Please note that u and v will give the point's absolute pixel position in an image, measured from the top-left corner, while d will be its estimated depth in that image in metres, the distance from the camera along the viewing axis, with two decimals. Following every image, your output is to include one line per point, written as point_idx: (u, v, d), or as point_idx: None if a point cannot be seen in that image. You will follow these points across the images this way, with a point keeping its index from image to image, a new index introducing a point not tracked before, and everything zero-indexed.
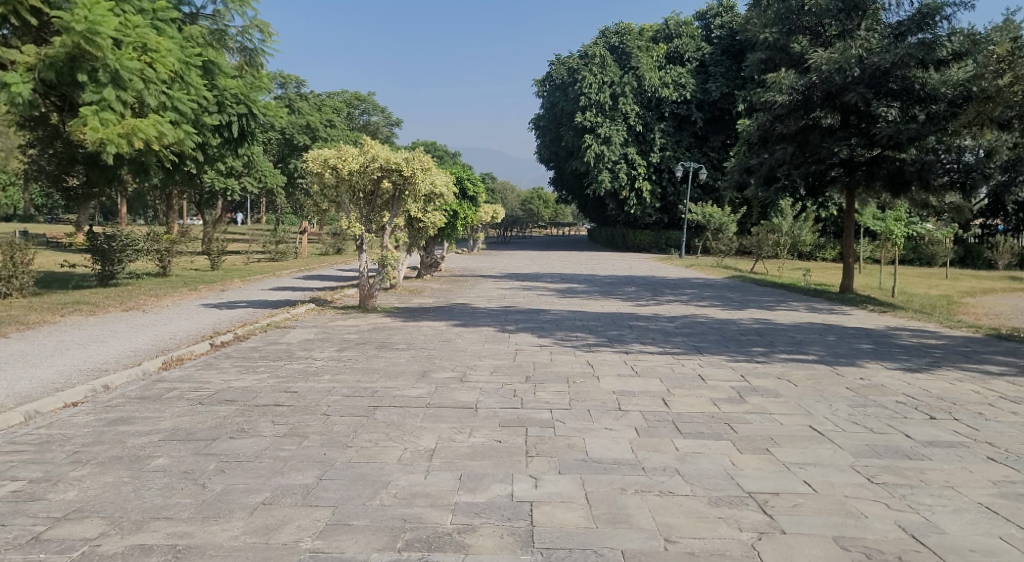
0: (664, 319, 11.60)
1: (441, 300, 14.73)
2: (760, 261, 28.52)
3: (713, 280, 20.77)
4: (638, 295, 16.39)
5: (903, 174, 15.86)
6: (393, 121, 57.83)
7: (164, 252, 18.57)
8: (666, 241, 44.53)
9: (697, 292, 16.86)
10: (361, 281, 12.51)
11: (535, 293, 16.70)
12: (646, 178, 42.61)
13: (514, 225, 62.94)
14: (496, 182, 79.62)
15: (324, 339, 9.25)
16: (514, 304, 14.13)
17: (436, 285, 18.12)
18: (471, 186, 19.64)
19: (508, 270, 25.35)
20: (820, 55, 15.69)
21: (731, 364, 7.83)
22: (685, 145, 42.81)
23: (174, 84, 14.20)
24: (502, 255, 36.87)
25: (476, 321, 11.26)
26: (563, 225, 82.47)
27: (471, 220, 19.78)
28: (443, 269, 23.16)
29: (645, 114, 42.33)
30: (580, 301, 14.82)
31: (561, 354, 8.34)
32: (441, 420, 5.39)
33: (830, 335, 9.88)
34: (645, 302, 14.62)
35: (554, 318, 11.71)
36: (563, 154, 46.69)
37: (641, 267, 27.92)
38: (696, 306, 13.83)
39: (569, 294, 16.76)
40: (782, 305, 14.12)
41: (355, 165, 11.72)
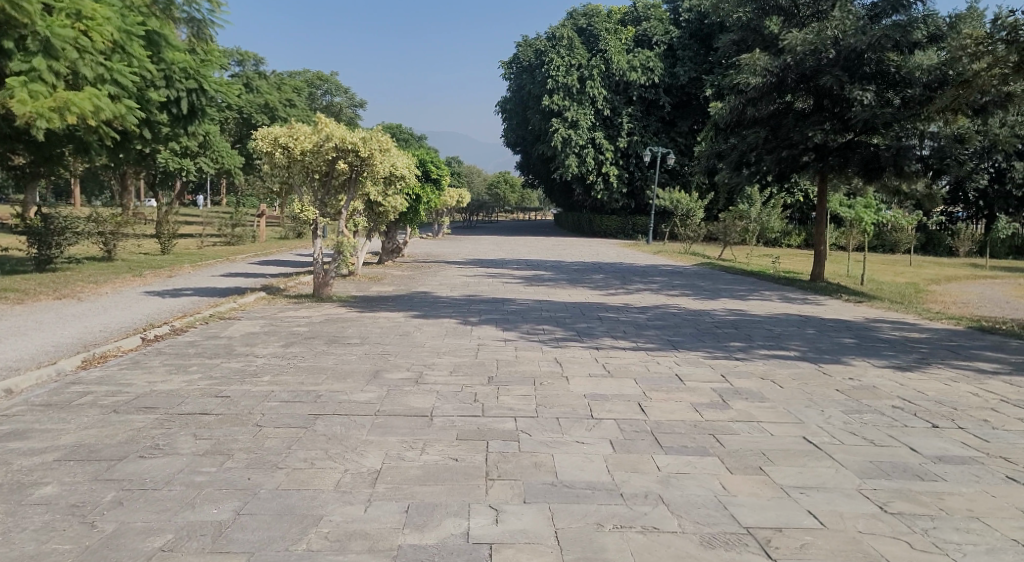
0: (635, 310, 11.05)
1: (401, 288, 14.00)
2: (728, 247, 28.18)
3: (682, 268, 20.34)
4: (607, 283, 15.84)
5: (877, 160, 15.47)
6: (356, 102, 56.45)
7: (108, 235, 17.48)
8: (632, 227, 44.17)
9: (668, 281, 16.36)
10: (315, 268, 11.71)
11: (500, 280, 16.06)
12: (613, 163, 42.10)
13: (481, 209, 62.13)
14: (462, 166, 78.64)
15: (270, 332, 8.47)
16: (478, 292, 13.47)
17: (398, 272, 17.38)
18: (434, 168, 18.86)
19: (473, 256, 24.67)
20: (795, 36, 15.18)
21: (710, 362, 7.29)
22: (652, 130, 42.38)
23: (113, 55, 12.93)
24: (467, 241, 36.16)
25: (437, 312, 10.58)
26: (529, 210, 81.87)
27: (435, 204, 19.04)
28: (405, 255, 22.38)
29: (613, 98, 41.76)
30: (547, 290, 14.22)
31: (527, 350, 7.71)
32: (390, 432, 4.74)
33: (808, 328, 9.41)
34: (614, 291, 14.07)
35: (520, 309, 11.09)
36: (530, 138, 45.99)
37: (609, 253, 27.45)
38: (667, 296, 13.33)
39: (536, 281, 16.15)
40: (755, 294, 13.68)
41: (308, 145, 10.91)
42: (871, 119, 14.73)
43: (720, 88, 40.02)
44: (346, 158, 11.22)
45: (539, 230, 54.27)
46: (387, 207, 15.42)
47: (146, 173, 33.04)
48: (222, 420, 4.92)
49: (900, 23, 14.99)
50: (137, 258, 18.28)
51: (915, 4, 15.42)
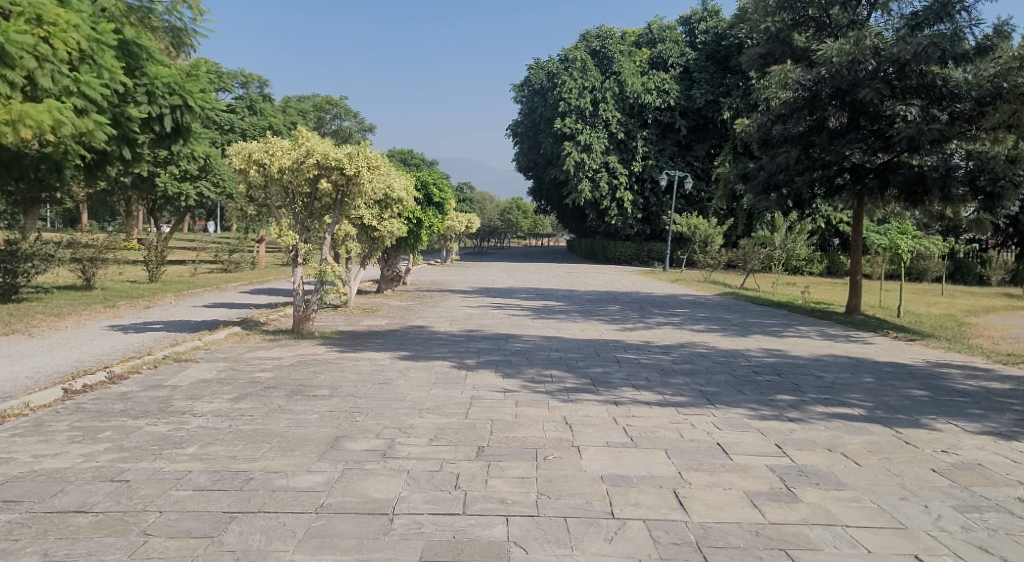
0: (658, 350, 9.63)
1: (395, 322, 12.65)
2: (750, 275, 26.73)
3: (704, 298, 18.91)
4: (624, 316, 14.45)
5: (922, 181, 14.11)
6: (365, 127, 55.72)
7: (87, 262, 16.34)
8: (648, 253, 42.85)
9: (690, 313, 14.94)
10: (294, 300, 10.38)
11: (506, 313, 14.70)
12: (627, 188, 40.91)
13: (492, 235, 60.97)
14: (474, 192, 77.79)
15: (227, 379, 7.13)
16: (480, 327, 12.09)
17: (396, 303, 16.07)
18: (437, 192, 17.58)
19: (481, 283, 23.37)
20: (830, 46, 13.87)
21: (757, 424, 5.86)
22: (668, 153, 41.22)
23: (81, 65, 11.86)
24: (476, 268, 34.91)
25: (430, 352, 9.20)
26: (543, 237, 80.72)
27: (437, 229, 17.77)
28: (408, 284, 21.09)
29: (627, 121, 40.71)
30: (557, 324, 12.84)
31: (530, 406, 6.32)
32: (332, 547, 3.38)
33: (866, 376, 7.95)
34: (632, 326, 12.66)
35: (526, 348, 9.70)
36: (541, 162, 44.95)
37: (625, 282, 26.07)
38: (691, 332, 11.90)
39: (545, 314, 14.78)
40: (790, 330, 12.25)
41: (287, 161, 9.66)
42: (916, 137, 13.38)
43: (738, 110, 38.89)
44: (330, 176, 9.97)
45: (551, 256, 52.97)
46: (383, 231, 14.16)
47: (147, 197, 32.13)
48: (98, 527, 3.56)
49: (946, 32, 13.59)
50: (119, 287, 17.06)
51: (962, 11, 14.00)
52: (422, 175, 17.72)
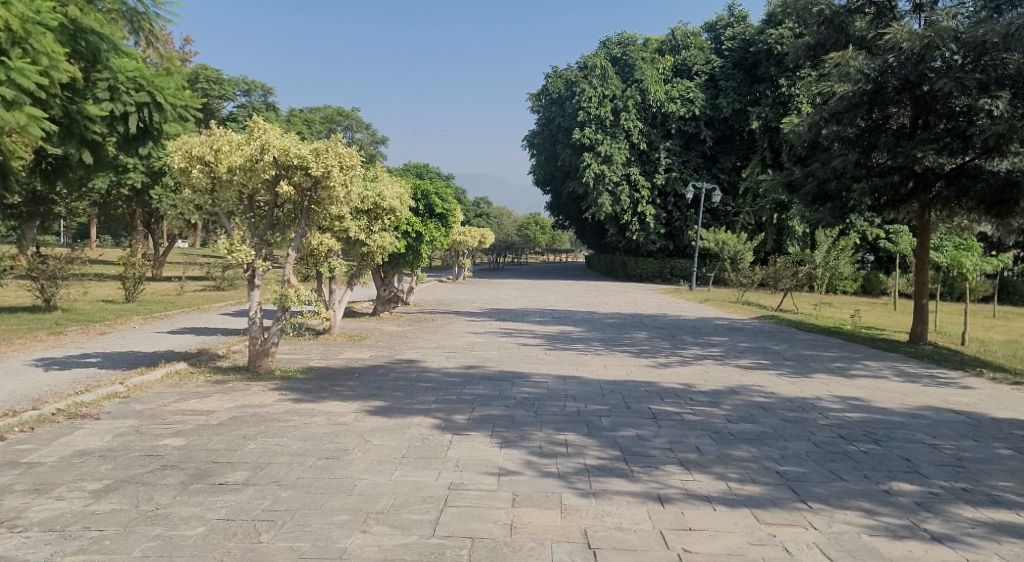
0: (705, 401, 7.50)
1: (382, 354, 10.62)
2: (789, 294, 24.45)
3: (743, 323, 16.76)
4: (653, 345, 12.34)
5: (1009, 188, 11.99)
6: (378, 140, 54.37)
7: (45, 280, 14.56)
8: (671, 270, 40.71)
9: (731, 343, 12.80)
10: (250, 331, 8.42)
11: (516, 342, 12.60)
12: (650, 202, 38.88)
13: (508, 251, 59.04)
14: (491, 208, 76.20)
15: (114, 451, 5.13)
16: (481, 363, 10.01)
17: (391, 329, 14.07)
18: (439, 203, 15.65)
19: (491, 305, 21.33)
20: (900, 29, 11.83)
21: (888, 554, 3.73)
22: (693, 165, 39.18)
23: (13, 49, 10.06)
24: (489, 286, 32.94)
25: (410, 401, 7.15)
26: (560, 254, 78.88)
27: (440, 244, 15.85)
28: (411, 306, 19.13)
29: (650, 132, 38.84)
30: (575, 358, 10.73)
31: (534, 506, 4.24)
32: None
33: (1000, 447, 5.79)
34: (665, 361, 10.52)
35: (536, 396, 7.61)
36: (559, 175, 43.07)
37: (649, 302, 23.95)
38: (737, 371, 9.74)
39: (562, 343, 12.68)
40: (859, 369, 10.08)
41: (238, 159, 7.77)
42: (1005, 136, 11.25)
43: (768, 119, 36.84)
44: (293, 177, 8.05)
45: (568, 273, 50.88)
46: (373, 246, 12.21)
47: (144, 211, 30.69)
48: None
49: None
50: (84, 309, 15.22)
51: None
52: (422, 183, 15.80)
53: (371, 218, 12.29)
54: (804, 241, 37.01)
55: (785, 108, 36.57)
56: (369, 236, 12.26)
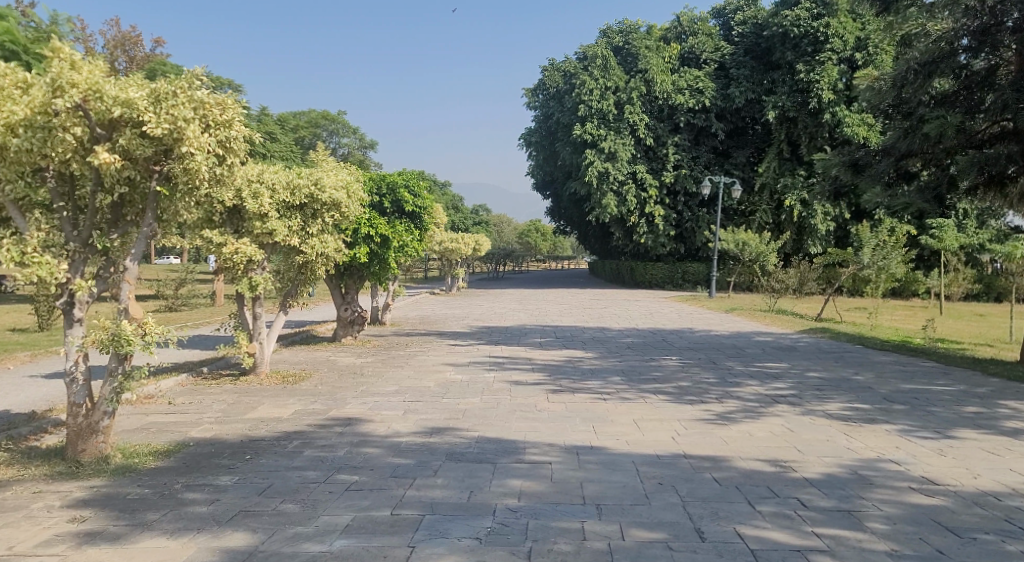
0: (830, 508, 4.22)
1: (312, 408, 7.36)
2: (832, 299, 21.33)
3: (794, 341, 13.49)
4: (695, 380, 9.03)
5: None
6: (365, 144, 51.39)
7: None
8: (682, 276, 37.57)
9: (797, 373, 9.50)
10: (70, 399, 5.19)
11: (508, 379, 9.32)
12: (658, 202, 35.73)
13: (508, 259, 55.83)
14: (490, 216, 73.34)
15: None
16: (451, 423, 6.73)
17: (345, 364, 10.80)
18: (408, 199, 12.64)
19: (484, 322, 18.06)
20: None
21: None
22: (703, 161, 36.08)
23: None
24: (485, 298, 29.70)
25: (299, 532, 3.93)
26: (561, 261, 76.25)
27: (412, 251, 12.89)
28: (385, 329, 15.82)
29: (656, 126, 35.73)
30: (589, 408, 7.43)
31: None
32: None
33: None
34: (721, 410, 7.21)
35: (532, 506, 4.34)
36: (560, 176, 39.99)
37: (667, 313, 20.74)
38: (838, 426, 6.45)
39: (571, 378, 9.39)
40: (1013, 417, 6.79)
41: (20, 114, 4.72)
42: None
43: (785, 109, 33.63)
44: (120, 139, 4.90)
45: (571, 281, 47.69)
46: (310, 254, 9.12)
47: None
48: None
49: None
50: None
51: None
52: (383, 174, 12.72)
53: (307, 215, 9.16)
54: (828, 240, 33.87)
55: (803, 96, 33.29)
56: (304, 241, 9.15)
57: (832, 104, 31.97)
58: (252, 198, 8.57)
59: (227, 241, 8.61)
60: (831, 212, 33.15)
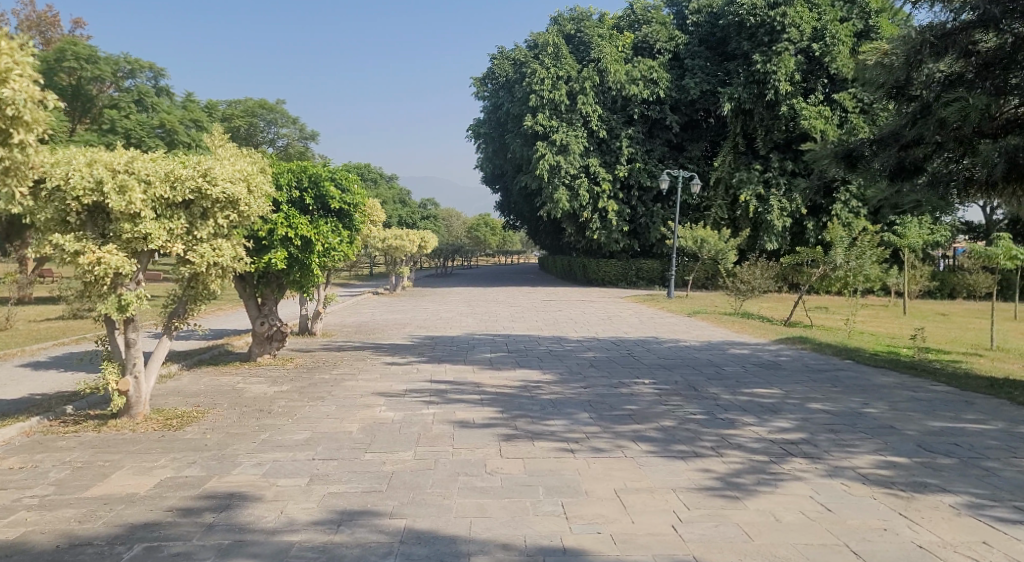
0: None
1: (187, 474, 5.50)
2: (800, 300, 20.24)
3: (776, 357, 12.09)
4: (681, 419, 7.46)
5: None
6: (306, 135, 48.76)
7: None
8: (635, 273, 36.31)
9: (799, 406, 8.01)
10: None
11: (453, 416, 7.60)
12: (611, 196, 34.26)
13: (457, 255, 53.97)
14: (439, 210, 71.23)
15: None
16: (373, 502, 4.98)
17: (253, 393, 8.90)
18: (335, 195, 10.75)
19: (428, 331, 16.23)
20: None
21: None
22: (658, 155, 34.81)
23: None
24: (431, 299, 27.83)
25: None
26: (512, 255, 74.57)
27: (339, 255, 11.00)
28: (314, 342, 13.86)
29: (610, 118, 34.24)
30: (556, 466, 5.77)
31: None
32: None
33: None
34: (726, 473, 5.63)
35: None
36: (510, 169, 38.24)
37: (629, 318, 19.27)
38: (885, 500, 4.95)
39: (529, 414, 7.71)
40: None
41: None
42: None
43: (741, 101, 32.29)
44: None
45: (521, 277, 46.12)
46: (200, 263, 7.18)
47: None
48: None
49: None
50: None
51: None
52: (306, 163, 10.77)
53: (194, 214, 7.19)
54: (784, 237, 32.94)
55: (760, 87, 31.92)
56: (191, 247, 7.21)
57: (789, 96, 31.02)
58: (117, 192, 6.62)
59: (84, 248, 6.65)
60: (788, 207, 32.24)
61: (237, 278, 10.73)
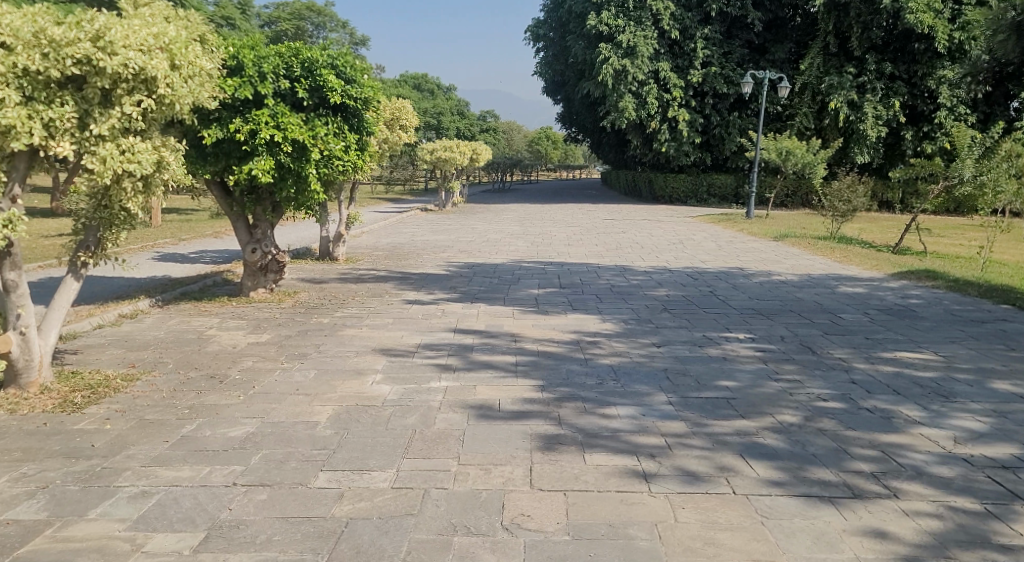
0: None
1: (13, 517, 3.38)
2: (911, 222, 17.13)
3: (909, 300, 9.45)
4: (809, 413, 5.01)
5: None
6: (357, 41, 46.08)
7: None
8: (706, 190, 33.04)
9: (983, 390, 5.46)
10: None
11: (470, 398, 5.33)
12: (683, 104, 30.68)
13: (516, 169, 51.31)
14: (499, 122, 68.12)
15: None
16: None
17: (219, 345, 6.78)
18: (334, 87, 8.21)
19: (468, 256, 13.93)
20: None
21: None
22: (737, 58, 30.83)
23: None
24: (482, 216, 25.61)
25: None
26: (575, 169, 71.43)
27: (342, 167, 8.59)
28: (334, 270, 11.81)
29: (684, 15, 30.30)
30: (620, 518, 3.46)
31: None
32: None
33: None
34: (921, 547, 3.25)
35: None
36: (572, 75, 34.85)
37: (705, 242, 16.67)
38: None
39: (581, 397, 5.37)
40: None
41: None
42: None
43: None
44: None
45: (581, 193, 43.26)
46: (102, 175, 4.76)
47: None
48: None
49: None
50: None
51: None
52: (298, 45, 8.23)
53: (88, 98, 4.72)
54: (877, 149, 29.01)
55: None
56: (88, 147, 4.78)
57: None
58: None
59: None
60: (884, 115, 28.17)
61: (218, 191, 8.57)
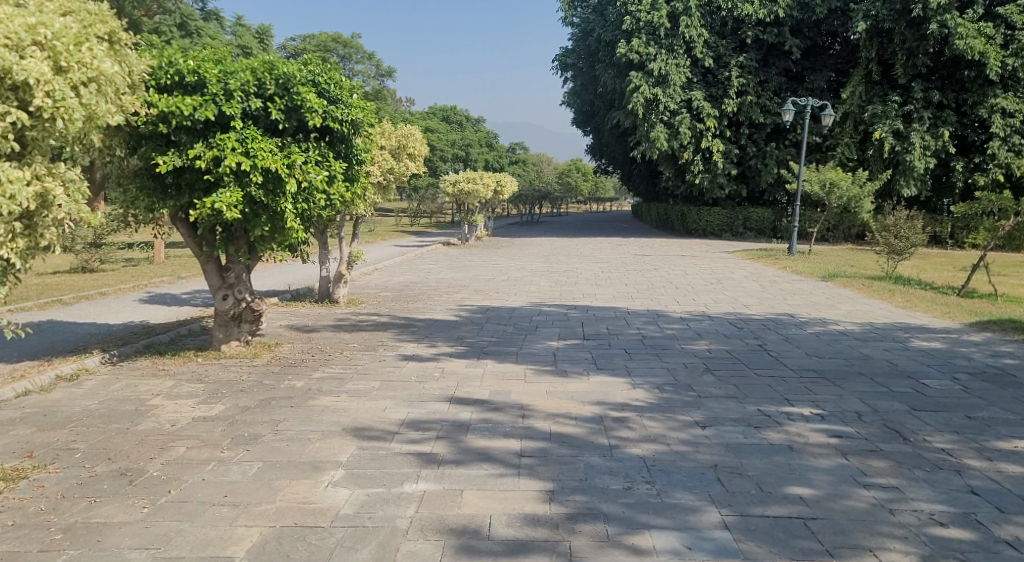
0: None
1: None
2: (978, 262, 15.39)
3: (1004, 360, 7.84)
4: (928, 551, 3.53)
5: None
6: (383, 72, 45.60)
7: None
8: (742, 223, 31.42)
9: None
10: None
11: (452, 514, 3.94)
12: (717, 135, 29.26)
13: (544, 202, 50.09)
14: (529, 154, 67.17)
15: None
16: None
17: (156, 421, 5.48)
18: (314, 108, 6.98)
19: (483, 299, 12.56)
20: None
21: None
22: (774, 86, 29.42)
23: None
24: (506, 251, 24.31)
25: None
26: (605, 201, 70.03)
27: (322, 201, 7.31)
28: (330, 316, 10.51)
29: (717, 43, 29.10)
30: None
31: None
32: None
33: None
34: None
35: None
36: (601, 105, 33.70)
37: (746, 283, 15.11)
38: None
39: (603, 514, 3.95)
40: None
41: None
42: None
43: (879, 20, 26.20)
44: None
45: (610, 226, 41.83)
46: None
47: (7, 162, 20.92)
48: None
49: None
50: None
51: None
52: (274, 58, 7.04)
53: None
54: (925, 181, 27.19)
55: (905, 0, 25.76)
56: None
57: (942, 11, 24.54)
58: None
59: None
60: (933, 145, 26.35)
61: (185, 226, 7.42)
